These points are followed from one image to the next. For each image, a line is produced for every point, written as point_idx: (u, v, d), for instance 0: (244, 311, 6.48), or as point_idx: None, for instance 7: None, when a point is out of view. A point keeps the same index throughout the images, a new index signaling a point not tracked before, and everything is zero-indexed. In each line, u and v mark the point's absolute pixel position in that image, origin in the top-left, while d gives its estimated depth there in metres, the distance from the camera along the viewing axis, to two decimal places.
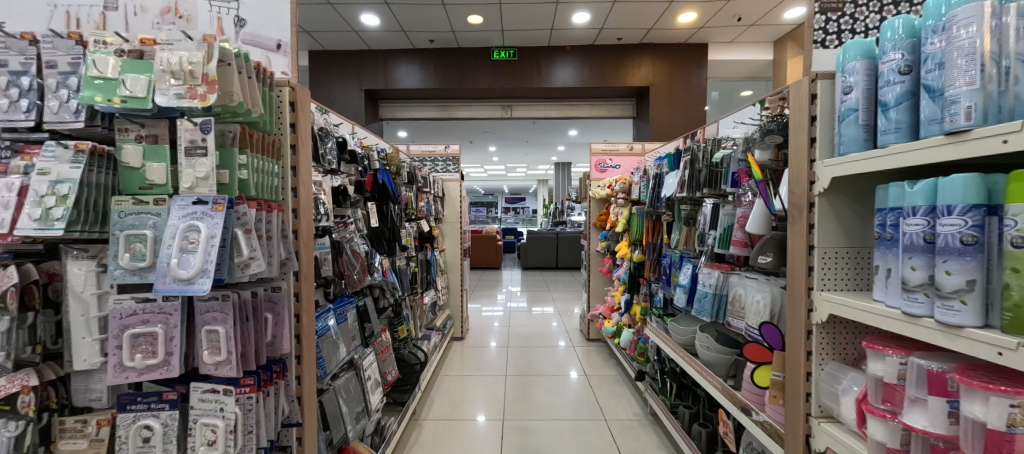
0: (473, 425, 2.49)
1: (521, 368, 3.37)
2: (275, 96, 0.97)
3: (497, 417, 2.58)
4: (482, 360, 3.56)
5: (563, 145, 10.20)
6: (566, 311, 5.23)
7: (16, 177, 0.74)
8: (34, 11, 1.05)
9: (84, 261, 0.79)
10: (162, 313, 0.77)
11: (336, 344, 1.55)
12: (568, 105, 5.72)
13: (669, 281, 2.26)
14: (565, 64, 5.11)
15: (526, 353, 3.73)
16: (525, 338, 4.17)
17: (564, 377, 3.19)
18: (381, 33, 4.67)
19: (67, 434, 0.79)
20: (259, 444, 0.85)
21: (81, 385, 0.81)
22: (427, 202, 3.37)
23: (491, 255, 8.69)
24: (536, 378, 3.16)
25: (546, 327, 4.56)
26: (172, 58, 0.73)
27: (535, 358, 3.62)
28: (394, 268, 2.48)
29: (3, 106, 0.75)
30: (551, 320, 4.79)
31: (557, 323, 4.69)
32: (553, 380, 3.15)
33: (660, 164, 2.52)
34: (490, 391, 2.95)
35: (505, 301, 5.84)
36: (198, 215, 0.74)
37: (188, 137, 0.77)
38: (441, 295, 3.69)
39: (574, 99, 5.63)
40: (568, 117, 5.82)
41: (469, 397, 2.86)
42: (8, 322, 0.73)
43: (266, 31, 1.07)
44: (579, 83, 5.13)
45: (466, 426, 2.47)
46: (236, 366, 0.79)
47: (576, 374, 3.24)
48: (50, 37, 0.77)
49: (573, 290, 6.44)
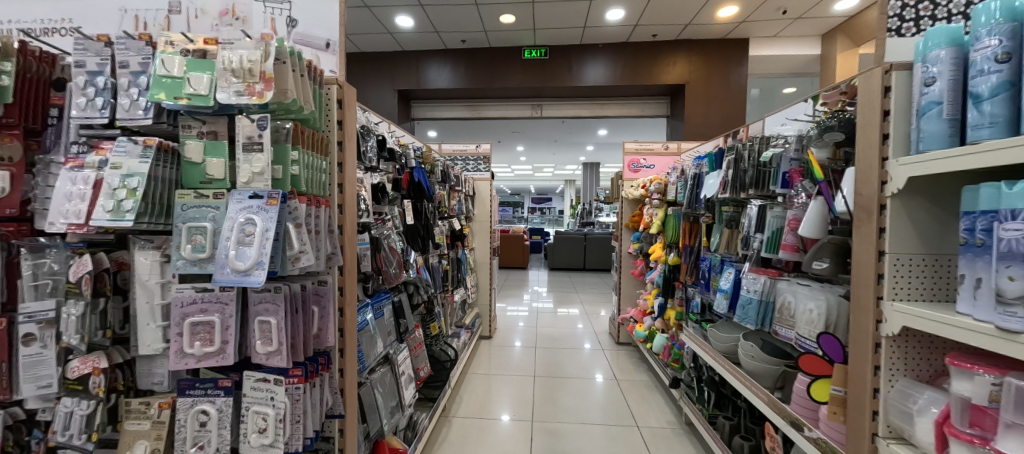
0: (498, 425, 2.48)
1: (548, 369, 3.34)
2: (324, 93, 0.99)
3: (523, 418, 2.56)
4: (509, 359, 3.55)
5: (591, 145, 10.05)
6: (592, 312, 5.15)
7: (92, 170, 0.79)
8: (106, 15, 1.11)
9: (150, 251, 0.82)
10: (219, 302, 0.80)
11: (374, 338, 1.58)
12: (599, 103, 5.61)
13: (708, 285, 2.16)
14: (597, 62, 5.03)
15: (553, 354, 3.69)
16: (552, 339, 4.13)
17: (591, 380, 3.13)
18: (414, 34, 4.75)
19: (132, 415, 0.83)
20: (306, 434, 0.87)
21: (145, 369, 0.85)
22: (459, 200, 3.40)
23: (518, 255, 8.68)
24: (564, 380, 3.12)
25: (572, 328, 4.50)
26: (232, 57, 0.75)
27: (562, 359, 3.58)
28: (426, 265, 2.51)
29: (83, 105, 0.80)
30: (577, 322, 4.73)
31: (583, 325, 4.62)
32: (580, 382, 3.10)
33: (699, 164, 2.43)
34: (516, 391, 2.94)
35: (531, 301, 5.81)
36: (255, 209, 0.76)
37: (246, 133, 0.79)
38: (470, 294, 3.71)
39: (605, 98, 5.52)
40: (598, 117, 5.73)
41: (496, 396, 2.85)
42: (82, 307, 0.79)
43: (316, 31, 1.09)
44: (611, 81, 5.03)
45: (492, 426, 2.46)
46: (286, 357, 0.81)
47: (603, 378, 3.17)
48: (124, 39, 0.81)
49: (601, 292, 6.33)
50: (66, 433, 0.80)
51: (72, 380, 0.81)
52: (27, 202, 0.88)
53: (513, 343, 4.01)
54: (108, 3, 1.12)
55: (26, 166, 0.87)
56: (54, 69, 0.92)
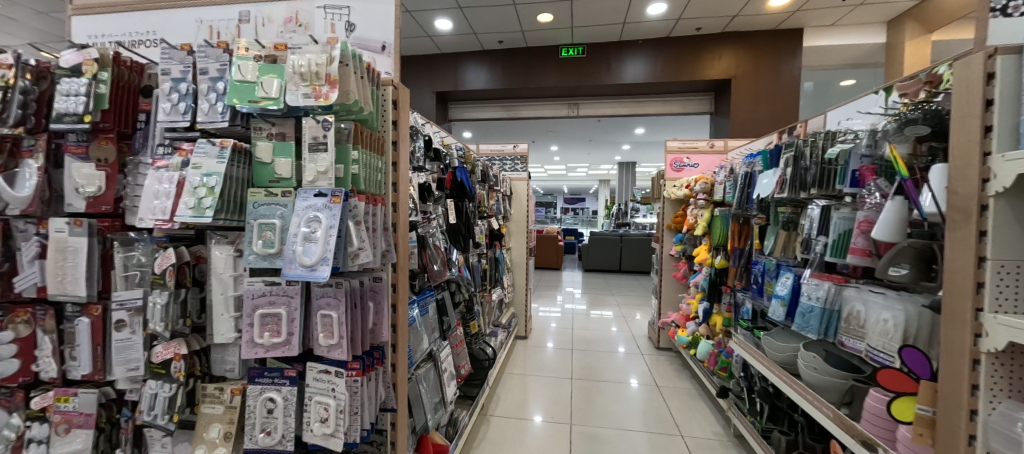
0: (531, 426, 2.46)
1: (584, 372, 3.28)
2: (380, 95, 1.01)
3: (556, 420, 2.53)
4: (544, 360, 3.53)
5: (628, 144, 9.80)
6: (626, 316, 5.00)
7: (176, 170, 0.85)
8: (183, 27, 1.18)
9: (224, 246, 0.87)
10: (285, 295, 0.84)
11: (420, 335, 1.61)
12: (637, 101, 5.45)
13: (760, 291, 2.04)
14: (636, 59, 4.89)
15: (590, 357, 3.63)
16: (587, 341, 4.06)
17: (626, 385, 3.05)
18: (453, 37, 4.82)
19: (208, 399, 0.89)
20: (363, 426, 0.90)
21: (219, 356, 0.91)
22: (497, 200, 3.42)
23: (552, 255, 8.61)
24: (600, 384, 3.06)
25: (606, 331, 4.38)
26: (300, 61, 0.78)
27: (599, 362, 3.50)
28: (467, 264, 2.54)
29: (169, 110, 0.86)
30: (611, 325, 4.60)
31: (617, 328, 4.49)
32: (615, 387, 3.02)
33: (751, 162, 2.29)
34: (552, 393, 2.90)
35: (564, 302, 5.73)
36: (319, 207, 0.79)
37: (311, 134, 0.82)
38: (507, 293, 3.72)
39: (644, 95, 5.36)
40: (637, 115, 5.57)
41: (531, 397, 2.83)
42: (167, 296, 0.86)
43: (372, 34, 1.12)
44: (650, 78, 4.88)
45: (526, 426, 2.45)
46: (346, 350, 0.84)
47: (638, 383, 3.08)
48: (204, 47, 0.86)
49: (637, 295, 6.15)
50: (152, 413, 0.87)
51: (157, 364, 0.88)
52: (119, 200, 0.96)
53: (547, 343, 3.97)
54: (187, 15, 1.18)
55: (118, 166, 0.95)
56: (142, 77, 1.00)
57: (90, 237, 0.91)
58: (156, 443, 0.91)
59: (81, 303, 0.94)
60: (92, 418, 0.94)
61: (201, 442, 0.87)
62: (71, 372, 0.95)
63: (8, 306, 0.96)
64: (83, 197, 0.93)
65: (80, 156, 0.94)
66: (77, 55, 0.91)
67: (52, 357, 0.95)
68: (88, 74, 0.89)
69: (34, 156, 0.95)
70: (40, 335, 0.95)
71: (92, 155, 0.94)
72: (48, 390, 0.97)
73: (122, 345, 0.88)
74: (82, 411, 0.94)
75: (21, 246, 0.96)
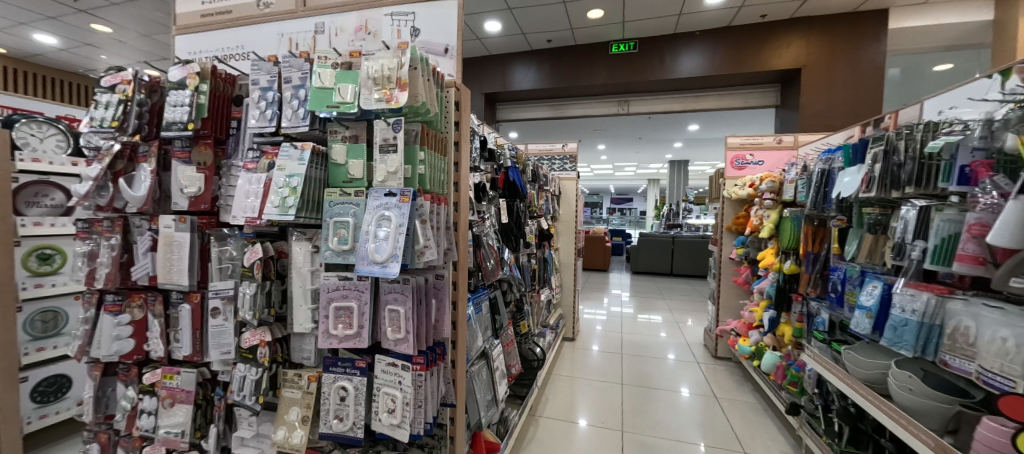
0: (576, 430, 2.41)
1: (634, 378, 3.16)
2: (444, 96, 1.03)
3: (602, 425, 2.46)
4: (591, 363, 3.45)
5: (678, 142, 9.35)
6: (676, 321, 4.76)
7: (264, 172, 0.93)
8: (267, 40, 1.28)
9: (304, 242, 0.94)
10: (356, 290, 0.88)
11: (475, 332, 1.63)
12: (693, 96, 5.17)
13: (840, 300, 1.83)
14: (692, 52, 4.64)
15: (640, 362, 3.50)
16: (636, 345, 3.91)
17: (677, 393, 2.91)
18: (502, 38, 4.85)
19: (288, 384, 0.96)
20: (427, 419, 0.93)
21: (297, 345, 0.98)
22: (547, 200, 3.40)
23: (599, 257, 8.40)
24: (651, 391, 2.94)
25: (654, 337, 4.19)
26: (373, 66, 0.82)
27: (650, 368, 3.37)
28: (518, 264, 2.54)
29: (258, 116, 0.94)
30: (659, 331, 4.39)
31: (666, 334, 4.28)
32: (665, 395, 2.89)
33: (828, 158, 2.08)
34: (600, 397, 2.83)
35: (610, 305, 5.57)
36: (389, 205, 0.82)
37: (382, 136, 0.86)
38: (555, 294, 3.68)
39: (700, 90, 5.08)
40: (692, 111, 5.28)
41: (579, 400, 2.78)
42: (255, 287, 0.94)
43: (435, 37, 1.14)
44: (707, 71, 4.61)
45: (571, 430, 2.41)
46: (412, 345, 0.87)
47: (688, 392, 2.93)
48: (289, 58, 0.93)
49: (690, 300, 5.84)
50: (241, 393, 0.96)
51: (245, 349, 0.97)
52: (215, 199, 1.07)
53: (592, 346, 3.88)
54: (270, 29, 1.27)
55: (215, 169, 1.06)
56: (233, 88, 1.10)
57: (192, 232, 1.02)
58: (244, 421, 1.00)
59: (184, 291, 1.05)
60: (192, 394, 1.05)
61: (282, 423, 0.94)
62: (175, 352, 1.07)
63: (128, 292, 1.10)
64: (186, 196, 1.04)
65: (184, 160, 1.05)
66: (182, 70, 1.02)
67: (160, 339, 1.07)
68: (191, 86, 1.00)
69: (148, 161, 1.08)
70: (151, 318, 1.08)
71: (193, 159, 1.05)
72: (156, 367, 1.09)
73: (217, 331, 0.98)
74: (184, 388, 1.05)
75: (137, 240, 1.09)
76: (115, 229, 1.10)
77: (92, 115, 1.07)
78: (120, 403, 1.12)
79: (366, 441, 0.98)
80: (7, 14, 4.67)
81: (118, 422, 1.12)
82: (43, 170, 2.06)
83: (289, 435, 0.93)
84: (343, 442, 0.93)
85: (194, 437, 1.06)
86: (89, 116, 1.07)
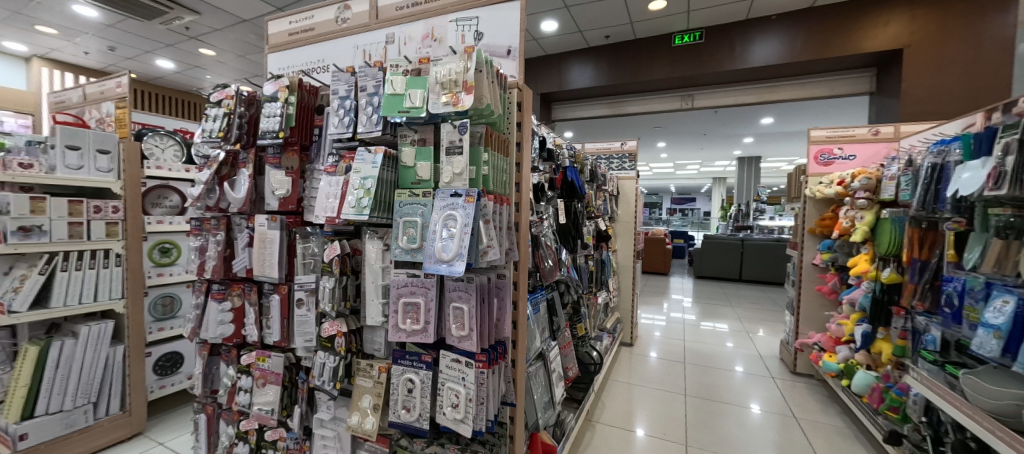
0: (634, 439, 2.32)
1: (698, 390, 2.96)
2: (507, 98, 1.04)
3: (662, 437, 2.34)
4: (650, 371, 3.30)
5: (750, 136, 8.65)
6: (746, 331, 4.40)
7: (342, 175, 1.00)
8: (344, 53, 1.38)
9: (376, 240, 1.00)
10: (423, 287, 0.91)
11: (533, 333, 1.63)
12: (768, 86, 4.74)
13: (957, 317, 1.58)
14: (768, 38, 4.25)
15: (704, 373, 3.28)
16: (700, 354, 3.68)
17: (747, 409, 2.68)
18: (560, 37, 4.81)
19: (361, 372, 1.03)
20: (488, 416, 0.94)
21: (370, 337, 1.04)
22: (605, 200, 3.30)
23: (659, 259, 8.02)
24: (718, 405, 2.74)
25: (720, 346, 3.91)
26: (441, 72, 0.85)
27: (716, 380, 3.15)
28: (575, 265, 2.50)
29: (337, 124, 1.02)
30: (726, 340, 4.08)
31: (734, 344, 3.97)
32: (734, 410, 2.68)
33: (941, 151, 1.79)
34: (661, 407, 2.70)
35: (672, 310, 5.29)
36: (455, 206, 0.85)
37: (449, 138, 0.89)
38: (613, 297, 3.57)
39: (776, 80, 4.65)
40: (767, 102, 4.83)
41: (638, 409, 2.67)
42: (334, 281, 1.02)
43: (498, 40, 1.15)
44: (785, 59, 4.21)
45: (628, 439, 2.32)
46: (475, 342, 0.89)
47: (760, 408, 2.70)
48: (364, 68, 0.99)
49: (763, 308, 5.37)
50: (322, 378, 1.04)
51: (325, 338, 1.05)
52: (300, 200, 1.18)
53: (651, 353, 3.70)
54: (347, 42, 1.37)
55: (300, 172, 1.16)
56: (316, 98, 1.20)
57: (282, 230, 1.13)
58: (324, 403, 1.09)
59: (274, 283, 1.17)
60: (280, 377, 1.16)
61: (356, 409, 1.01)
62: (267, 338, 1.19)
63: (229, 283, 1.25)
64: (276, 198, 1.16)
65: (275, 165, 1.17)
66: (274, 84, 1.14)
67: (254, 325, 1.20)
68: (281, 99, 1.11)
69: (246, 166, 1.22)
70: (248, 306, 1.21)
71: (282, 164, 1.17)
72: (252, 350, 1.23)
73: (302, 319, 1.08)
74: (274, 371, 1.17)
75: (237, 236, 1.23)
76: (221, 226, 1.25)
77: (204, 128, 1.24)
78: (224, 380, 1.28)
79: (430, 433, 1.02)
80: (137, 44, 5.51)
81: (222, 396, 1.28)
82: (165, 176, 2.40)
83: (361, 420, 0.99)
84: (410, 432, 0.97)
85: (282, 415, 1.17)
86: (202, 129, 1.24)
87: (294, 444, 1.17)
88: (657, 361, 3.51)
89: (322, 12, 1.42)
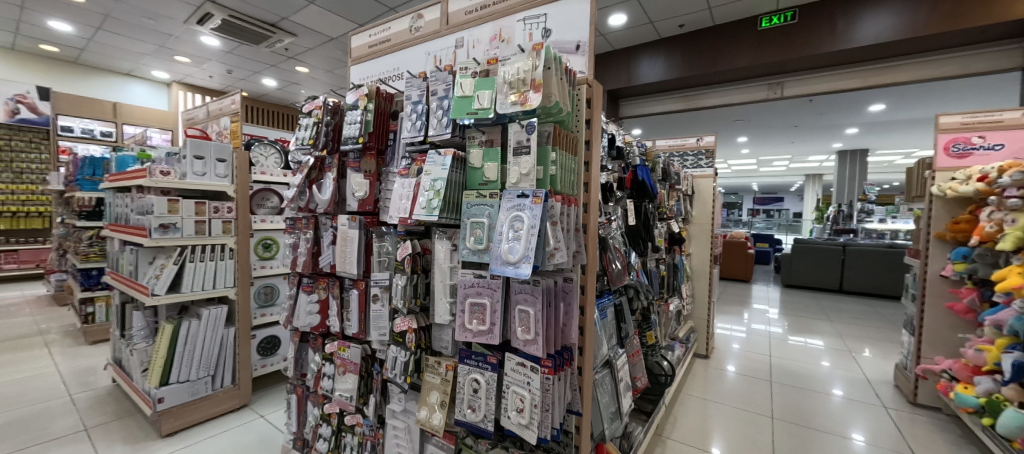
0: None
1: (786, 413, 2.64)
2: (575, 95, 1.01)
3: None
4: (729, 387, 3.02)
5: (854, 127, 7.59)
6: (847, 349, 3.85)
7: (413, 177, 1.04)
8: (416, 60, 1.43)
9: (444, 240, 1.02)
10: (490, 288, 0.91)
11: (599, 340, 1.57)
12: (880, 68, 4.10)
13: None
14: (879, 13, 3.69)
15: (795, 394, 2.93)
16: (789, 373, 3.30)
17: (849, 441, 2.34)
18: (629, 30, 4.61)
19: (430, 369, 1.05)
20: (554, 423, 0.92)
21: (438, 335, 1.07)
22: (678, 200, 3.10)
23: (740, 265, 7.37)
24: (812, 432, 2.42)
25: (814, 365, 3.47)
26: (510, 71, 0.84)
27: (809, 403, 2.79)
28: (644, 269, 2.37)
29: (410, 128, 1.06)
30: (821, 358, 3.61)
31: (832, 363, 3.50)
32: (832, 440, 2.35)
33: None
34: (742, 428, 2.45)
35: (755, 321, 4.82)
36: (522, 207, 0.83)
37: (516, 138, 0.88)
38: (686, 305, 3.34)
39: (889, 60, 4.00)
40: (876, 87, 4.16)
41: (715, 428, 2.45)
42: (405, 279, 1.06)
43: (566, 35, 1.12)
44: (901, 34, 3.60)
45: None
46: (541, 347, 0.87)
47: (865, 441, 2.34)
48: (435, 73, 1.02)
49: (870, 325, 4.67)
50: (394, 371, 1.09)
51: (397, 333, 1.10)
52: (376, 201, 1.25)
53: (730, 367, 3.40)
54: (420, 50, 1.42)
55: (376, 175, 1.23)
56: (391, 104, 1.26)
57: (360, 229, 1.21)
58: (396, 396, 1.14)
59: (354, 279, 1.25)
60: (358, 366, 1.24)
61: (424, 403, 1.04)
62: (347, 329, 1.28)
63: (316, 276, 1.36)
64: (356, 199, 1.24)
65: (355, 169, 1.25)
66: (355, 93, 1.22)
67: (337, 317, 1.29)
68: (361, 107, 1.19)
69: (331, 170, 1.32)
70: (332, 299, 1.31)
71: (361, 167, 1.25)
72: (334, 340, 1.32)
73: (377, 314, 1.15)
74: (353, 360, 1.24)
75: (323, 234, 1.34)
76: (310, 225, 1.37)
77: (298, 136, 1.37)
78: (311, 365, 1.40)
79: (495, 436, 1.01)
80: (247, 65, 6.31)
81: (309, 379, 1.40)
82: (266, 181, 2.71)
83: (430, 415, 1.02)
84: (476, 432, 0.98)
85: (359, 402, 1.24)
86: (296, 137, 1.37)
87: (370, 430, 1.23)
88: (737, 377, 3.19)
89: (397, 22, 1.50)
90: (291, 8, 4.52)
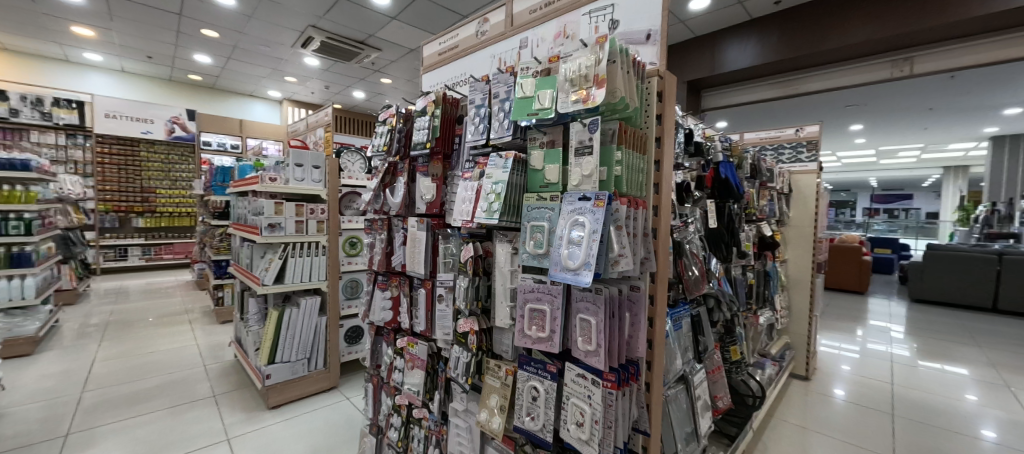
0: None
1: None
2: (645, 88, 0.94)
3: None
4: (834, 416, 2.63)
5: (1013, 107, 6.18)
6: (1001, 383, 3.14)
7: (476, 180, 1.05)
8: (482, 63, 1.45)
9: (505, 243, 1.01)
10: (550, 294, 0.87)
11: (673, 353, 1.46)
12: None
13: None
14: None
15: (924, 432, 2.45)
16: (916, 406, 2.77)
17: None
18: (713, 15, 4.22)
19: (491, 372, 1.04)
20: (617, 442, 0.86)
21: (498, 338, 1.06)
22: (770, 200, 2.77)
23: (851, 274, 6.41)
24: None
25: (952, 400, 2.87)
26: (572, 68, 0.81)
27: (943, 445, 2.32)
28: (728, 277, 2.16)
29: (473, 131, 1.07)
30: (963, 392, 2.98)
31: (977, 399, 2.87)
32: None
33: None
34: None
35: (871, 340, 4.15)
36: (583, 211, 0.79)
37: (579, 138, 0.84)
38: (780, 318, 2.97)
39: None
40: None
41: None
42: (468, 280, 1.07)
43: (636, 24, 1.04)
44: None
45: None
46: (603, 360, 0.81)
47: None
48: (497, 75, 1.01)
49: None
50: (457, 371, 1.11)
51: (460, 333, 1.11)
52: (442, 204, 1.28)
53: (836, 393, 2.95)
54: (485, 53, 1.43)
55: (443, 179, 1.27)
56: (457, 109, 1.29)
57: (427, 231, 1.25)
58: (458, 395, 1.15)
59: (421, 278, 1.29)
60: (425, 363, 1.28)
61: (484, 406, 1.04)
62: (415, 326, 1.33)
63: (389, 274, 1.44)
64: (425, 202, 1.29)
65: (423, 173, 1.30)
66: (424, 100, 1.27)
67: (407, 314, 1.35)
68: (429, 113, 1.23)
69: (402, 174, 1.39)
70: (402, 296, 1.37)
71: (429, 171, 1.29)
72: (405, 335, 1.39)
73: (442, 314, 1.18)
74: (420, 356, 1.29)
75: (395, 235, 1.41)
76: (384, 227, 1.45)
77: (374, 143, 1.46)
78: (385, 358, 1.48)
79: (556, 447, 0.98)
80: (340, 81, 6.98)
81: (383, 371, 1.48)
82: (352, 186, 2.95)
83: (489, 418, 1.01)
84: (535, 441, 0.95)
85: (425, 398, 1.28)
86: (373, 144, 1.46)
87: (434, 426, 1.26)
88: (846, 406, 2.76)
89: (465, 29, 1.52)
90: (377, 25, 4.90)
